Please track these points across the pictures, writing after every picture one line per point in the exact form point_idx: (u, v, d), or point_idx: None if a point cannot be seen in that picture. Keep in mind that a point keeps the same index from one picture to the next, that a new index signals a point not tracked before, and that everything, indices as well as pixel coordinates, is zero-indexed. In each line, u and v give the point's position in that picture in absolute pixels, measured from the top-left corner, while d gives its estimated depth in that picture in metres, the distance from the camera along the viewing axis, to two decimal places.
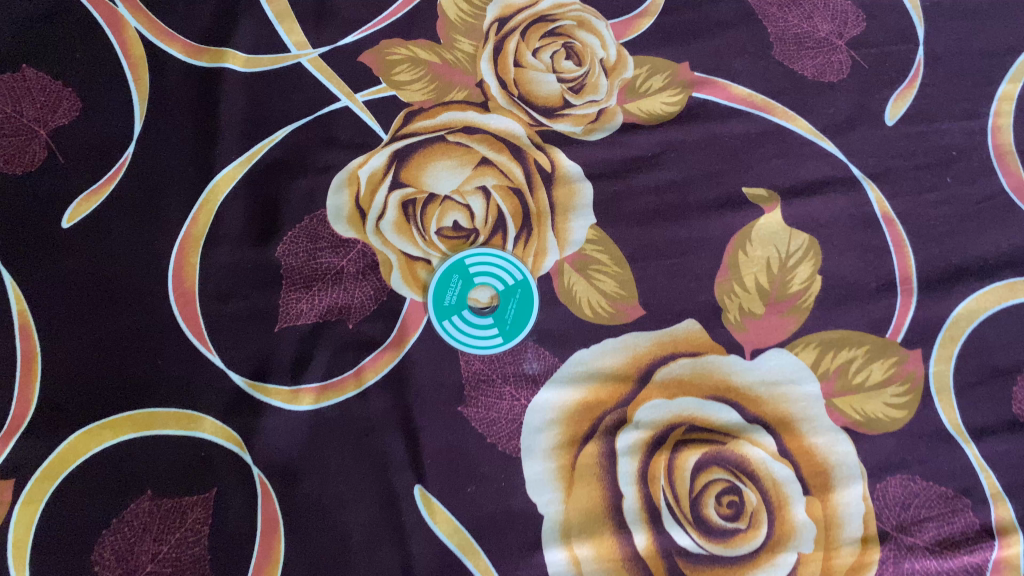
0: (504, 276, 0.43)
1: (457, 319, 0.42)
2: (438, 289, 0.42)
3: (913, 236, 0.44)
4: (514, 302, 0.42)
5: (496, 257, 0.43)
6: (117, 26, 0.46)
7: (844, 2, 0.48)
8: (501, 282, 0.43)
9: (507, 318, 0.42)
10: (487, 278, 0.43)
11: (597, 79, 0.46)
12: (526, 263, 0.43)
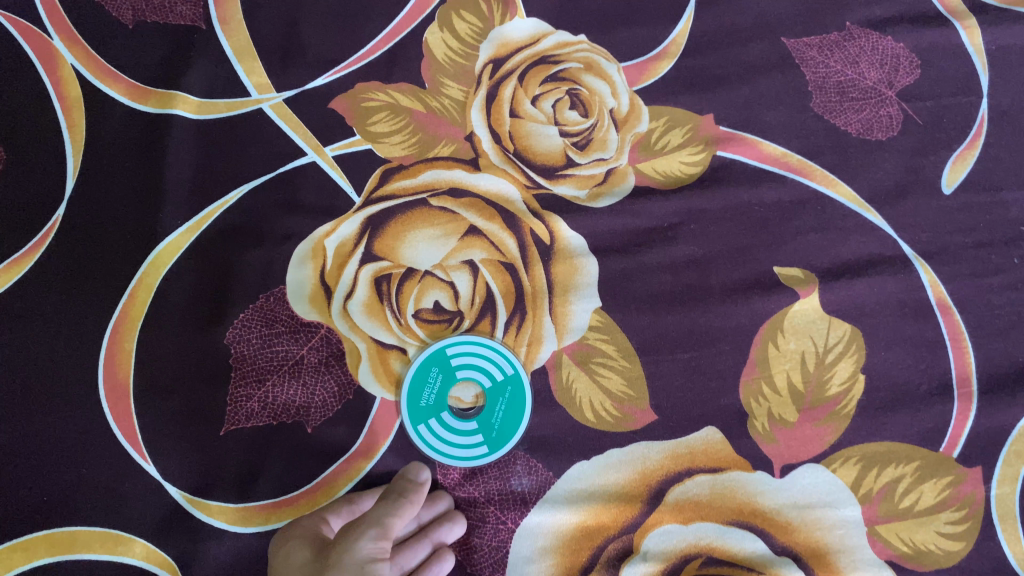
0: (491, 370, 0.36)
1: (434, 423, 0.36)
2: (414, 386, 0.36)
3: (973, 327, 0.38)
4: (503, 403, 0.36)
5: (484, 347, 0.37)
6: (51, 61, 0.40)
7: (895, 44, 0.42)
8: (488, 378, 0.36)
9: (494, 421, 0.36)
10: (471, 371, 0.36)
11: (606, 133, 0.40)
12: (517, 355, 0.37)
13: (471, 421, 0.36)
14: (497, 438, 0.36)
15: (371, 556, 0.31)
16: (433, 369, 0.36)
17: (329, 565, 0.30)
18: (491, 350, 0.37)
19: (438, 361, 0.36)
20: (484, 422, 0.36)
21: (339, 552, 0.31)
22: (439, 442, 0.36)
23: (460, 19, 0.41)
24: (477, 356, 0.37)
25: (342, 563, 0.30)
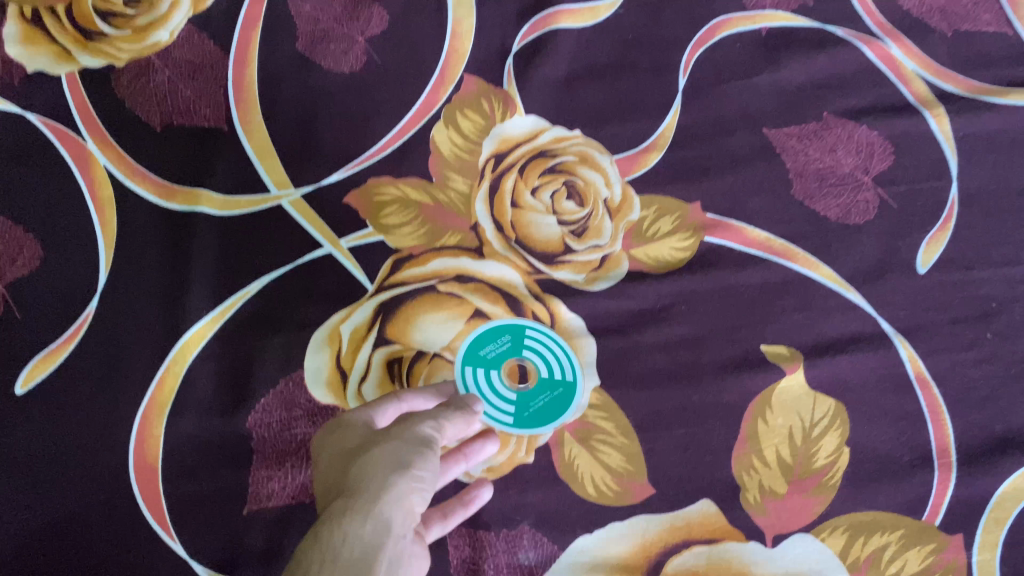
0: (552, 366, 0.40)
1: (479, 373, 0.40)
2: (479, 338, 0.40)
3: (951, 400, 0.40)
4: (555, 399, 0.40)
5: (550, 339, 0.40)
6: (85, 163, 0.43)
7: (870, 134, 0.45)
8: (548, 369, 0.40)
9: (531, 406, 0.39)
10: (538, 354, 0.40)
11: (602, 220, 0.43)
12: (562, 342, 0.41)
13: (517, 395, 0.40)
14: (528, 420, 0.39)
15: (433, 433, 0.33)
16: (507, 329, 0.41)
17: (395, 436, 0.32)
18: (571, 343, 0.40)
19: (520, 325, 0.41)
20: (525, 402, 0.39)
21: (402, 424, 0.32)
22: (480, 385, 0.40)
23: (464, 117, 0.44)
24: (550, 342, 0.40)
25: (405, 435, 0.32)
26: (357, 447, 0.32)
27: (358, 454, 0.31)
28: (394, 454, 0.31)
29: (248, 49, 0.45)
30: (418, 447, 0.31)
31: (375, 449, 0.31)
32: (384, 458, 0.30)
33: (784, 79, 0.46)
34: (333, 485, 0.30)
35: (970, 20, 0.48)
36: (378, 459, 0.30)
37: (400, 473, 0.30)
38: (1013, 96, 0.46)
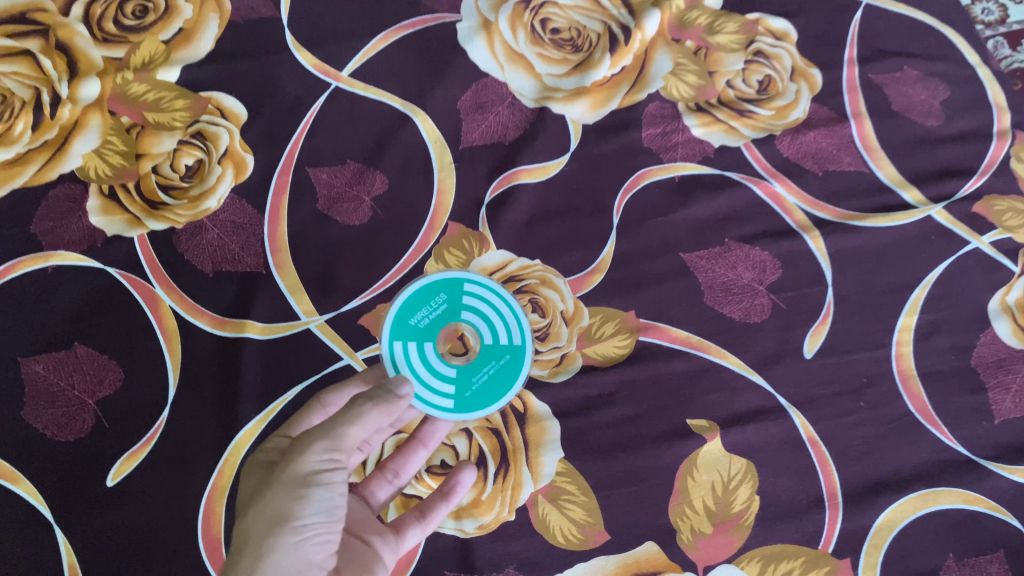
0: (487, 335, 0.51)
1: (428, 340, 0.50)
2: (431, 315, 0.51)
3: (836, 455, 0.52)
4: (497, 372, 0.50)
5: (484, 312, 0.52)
6: (155, 304, 0.55)
7: (763, 253, 0.58)
8: (485, 336, 0.51)
9: (472, 363, 0.50)
10: (476, 324, 0.51)
11: (559, 327, 0.55)
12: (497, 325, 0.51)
13: (456, 371, 0.50)
14: (468, 399, 0.49)
15: (318, 467, 0.41)
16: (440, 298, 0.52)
17: (278, 482, 0.40)
18: (509, 314, 0.52)
19: (454, 293, 0.52)
20: (464, 376, 0.50)
21: (290, 464, 0.41)
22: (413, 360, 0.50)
23: (450, 253, 0.57)
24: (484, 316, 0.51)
25: (286, 479, 0.40)
26: (258, 492, 0.41)
27: (253, 505, 0.40)
28: (273, 509, 0.40)
29: (280, 209, 0.58)
30: (296, 495, 0.40)
31: (262, 504, 0.40)
32: (265, 515, 0.40)
33: (694, 214, 0.59)
34: (237, 533, 0.40)
35: (836, 161, 0.62)
36: (260, 522, 0.39)
37: (278, 530, 0.39)
38: (872, 218, 0.59)
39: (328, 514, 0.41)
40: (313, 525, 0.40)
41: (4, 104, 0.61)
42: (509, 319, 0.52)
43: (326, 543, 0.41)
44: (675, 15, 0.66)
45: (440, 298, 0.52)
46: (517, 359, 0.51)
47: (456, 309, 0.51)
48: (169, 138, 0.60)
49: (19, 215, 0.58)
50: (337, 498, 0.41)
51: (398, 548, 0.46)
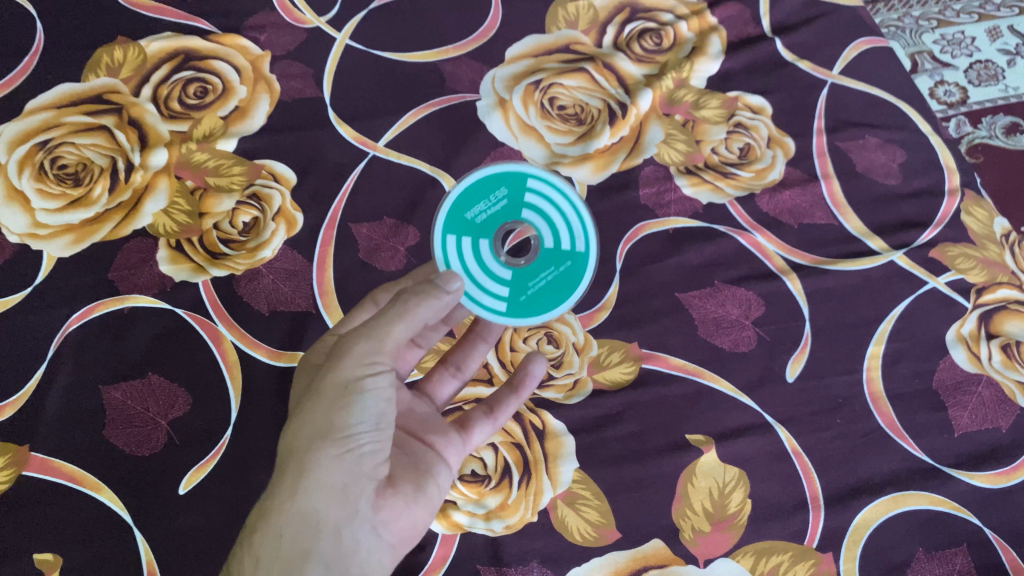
0: (543, 241, 0.58)
1: (484, 241, 0.56)
2: (490, 215, 0.57)
3: (817, 464, 0.59)
4: (552, 280, 0.57)
5: (542, 221, 0.58)
6: (218, 339, 0.63)
7: (748, 293, 0.66)
8: (546, 244, 0.58)
9: (530, 276, 0.56)
10: (537, 230, 0.58)
11: (571, 357, 0.63)
12: (553, 237, 0.58)
13: (514, 274, 0.56)
14: (522, 303, 0.56)
15: (356, 376, 0.47)
16: (499, 195, 0.58)
17: (324, 388, 0.47)
18: (568, 225, 0.58)
19: (514, 194, 0.58)
20: (521, 280, 0.56)
21: (334, 371, 0.47)
22: (469, 256, 0.56)
23: None
24: (542, 222, 0.58)
25: (331, 386, 0.47)
26: (309, 395, 0.48)
27: (303, 408, 0.48)
28: (319, 415, 0.47)
29: (326, 258, 0.67)
30: (337, 405, 0.47)
31: (311, 408, 0.47)
32: (314, 420, 0.47)
33: (687, 260, 0.68)
34: (291, 431, 0.48)
35: (809, 215, 0.71)
36: (308, 430, 0.47)
37: (324, 438, 0.46)
38: (842, 263, 0.68)
39: (369, 420, 0.47)
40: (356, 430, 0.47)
41: (85, 170, 0.69)
42: (566, 226, 0.58)
43: (371, 446, 0.48)
44: (665, 93, 0.76)
45: (500, 194, 0.58)
46: (572, 269, 0.58)
47: (516, 210, 0.57)
48: (229, 199, 0.69)
49: (98, 265, 0.66)
50: (376, 402, 0.47)
51: (464, 448, 0.56)
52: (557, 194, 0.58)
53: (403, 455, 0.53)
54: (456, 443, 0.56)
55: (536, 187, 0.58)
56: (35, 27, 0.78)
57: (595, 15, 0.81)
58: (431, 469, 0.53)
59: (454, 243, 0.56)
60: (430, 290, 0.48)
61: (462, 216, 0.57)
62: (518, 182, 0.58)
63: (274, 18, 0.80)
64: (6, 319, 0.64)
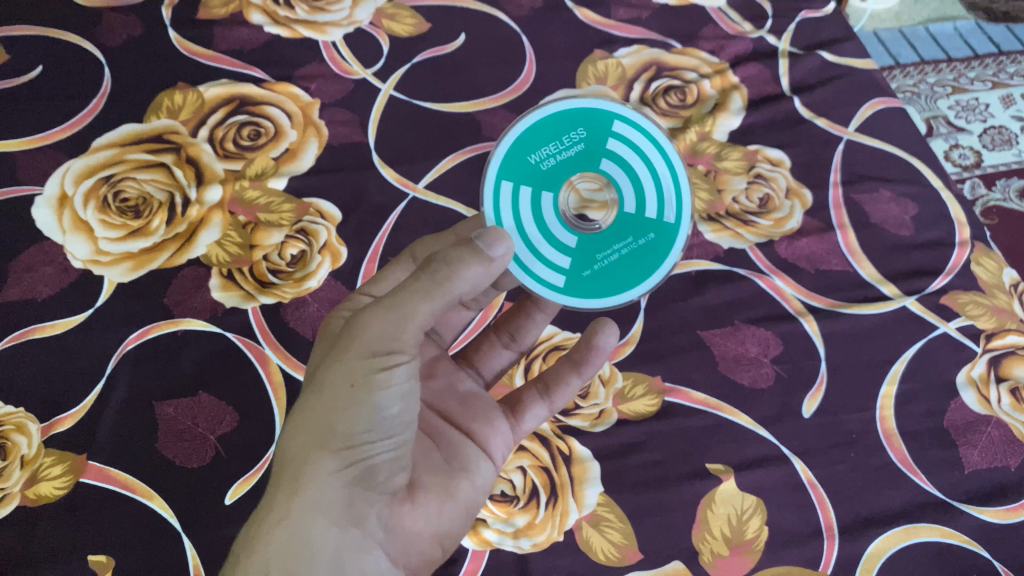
0: (623, 205, 0.55)
1: (551, 195, 0.54)
2: (559, 165, 0.54)
3: (832, 495, 0.62)
4: (626, 254, 0.55)
5: (620, 182, 0.55)
6: (264, 362, 0.67)
7: (766, 333, 0.70)
8: (624, 208, 0.55)
9: (597, 247, 0.55)
10: (617, 189, 0.55)
11: (597, 388, 0.66)
12: (632, 203, 0.55)
13: (579, 244, 0.55)
14: (584, 278, 0.55)
15: (367, 370, 0.45)
16: (576, 137, 0.55)
17: (333, 383, 0.46)
18: (653, 191, 0.56)
19: (593, 138, 0.55)
20: (587, 253, 0.55)
21: (352, 361, 0.46)
22: (527, 213, 0.54)
23: None
24: (621, 176, 0.55)
25: (342, 379, 0.46)
26: (315, 391, 0.47)
27: (308, 408, 0.47)
28: (325, 415, 0.46)
29: None
30: (343, 407, 0.45)
31: (318, 407, 0.46)
32: (319, 422, 0.46)
33: (708, 300, 0.71)
34: (292, 432, 0.47)
35: (826, 262, 0.74)
36: (314, 435, 0.46)
37: (329, 445, 0.46)
38: (857, 306, 0.72)
39: (381, 425, 0.46)
40: (367, 437, 0.45)
41: (145, 204, 0.74)
42: (647, 185, 0.56)
43: (383, 455, 0.47)
44: (688, 145, 0.81)
45: (576, 137, 0.55)
46: (649, 243, 0.55)
47: (592, 160, 0.55)
48: (278, 232, 0.74)
49: (155, 291, 0.70)
50: (391, 402, 0.46)
51: (507, 439, 0.59)
52: (641, 144, 0.56)
53: (429, 460, 0.53)
54: (496, 432, 0.58)
55: (619, 133, 0.55)
56: (103, 73, 0.84)
57: (623, 72, 0.86)
58: (465, 465, 0.55)
59: (515, 192, 0.54)
60: (465, 258, 0.46)
61: (528, 162, 0.54)
62: (600, 125, 0.55)
63: (324, 69, 0.86)
64: (67, 338, 0.68)
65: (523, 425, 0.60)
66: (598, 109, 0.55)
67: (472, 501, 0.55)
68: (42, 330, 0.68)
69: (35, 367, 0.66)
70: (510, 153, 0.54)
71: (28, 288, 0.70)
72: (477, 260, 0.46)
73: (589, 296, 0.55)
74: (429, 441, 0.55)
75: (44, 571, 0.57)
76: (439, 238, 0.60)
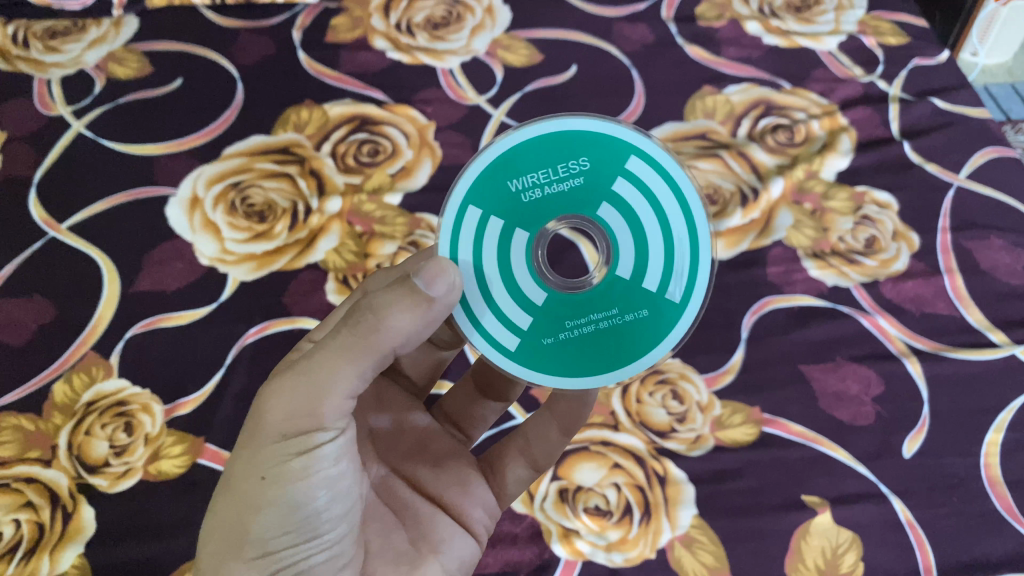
0: (616, 267, 0.47)
1: (527, 235, 0.46)
2: (544, 199, 0.47)
3: (930, 536, 0.62)
4: (602, 328, 0.47)
5: (615, 236, 0.47)
6: None
7: (868, 371, 0.69)
8: (613, 270, 0.47)
9: (569, 312, 0.47)
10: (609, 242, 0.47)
11: (695, 413, 0.67)
12: (625, 266, 0.47)
13: (547, 303, 0.47)
14: (544, 346, 0.47)
15: (279, 461, 0.42)
16: (576, 167, 0.47)
17: (241, 476, 0.43)
18: (657, 256, 0.47)
19: (596, 175, 0.47)
20: (556, 317, 0.47)
21: (257, 458, 0.43)
22: (493, 253, 0.46)
23: None
24: (620, 226, 0.47)
25: (249, 473, 0.43)
26: (228, 481, 0.44)
27: (221, 500, 0.45)
28: (235, 512, 0.43)
29: None
30: (259, 506, 0.43)
31: (228, 504, 0.44)
32: (229, 520, 0.44)
33: (810, 334, 0.71)
34: (209, 525, 0.45)
35: (932, 305, 0.74)
36: (225, 540, 0.44)
37: (242, 547, 0.43)
38: (963, 351, 0.71)
39: (301, 521, 0.43)
40: (285, 538, 0.43)
41: (270, 210, 0.78)
42: (652, 243, 0.47)
43: (309, 555, 0.44)
44: (795, 183, 0.82)
45: (576, 168, 0.47)
46: (637, 319, 0.47)
47: (589, 201, 0.47)
48: (391, 244, 0.78)
49: (273, 291, 0.74)
50: (314, 491, 0.43)
51: (486, 507, 0.56)
52: (656, 192, 0.47)
53: (384, 542, 0.50)
54: (474, 501, 0.56)
55: (631, 172, 0.47)
56: (235, 87, 0.89)
57: (731, 109, 0.88)
58: (433, 546, 0.51)
59: (486, 224, 0.46)
60: (386, 316, 0.41)
61: (510, 189, 0.47)
62: (608, 163, 0.47)
63: (440, 93, 0.89)
64: (192, 329, 0.72)
65: (506, 491, 0.58)
66: (614, 140, 0.47)
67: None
68: (169, 319, 0.72)
69: (162, 354, 0.70)
70: (492, 175, 0.47)
71: (158, 280, 0.75)
72: (412, 304, 0.41)
73: (549, 367, 0.47)
74: (392, 521, 0.51)
75: (163, 541, 0.62)
76: (389, 273, 0.54)
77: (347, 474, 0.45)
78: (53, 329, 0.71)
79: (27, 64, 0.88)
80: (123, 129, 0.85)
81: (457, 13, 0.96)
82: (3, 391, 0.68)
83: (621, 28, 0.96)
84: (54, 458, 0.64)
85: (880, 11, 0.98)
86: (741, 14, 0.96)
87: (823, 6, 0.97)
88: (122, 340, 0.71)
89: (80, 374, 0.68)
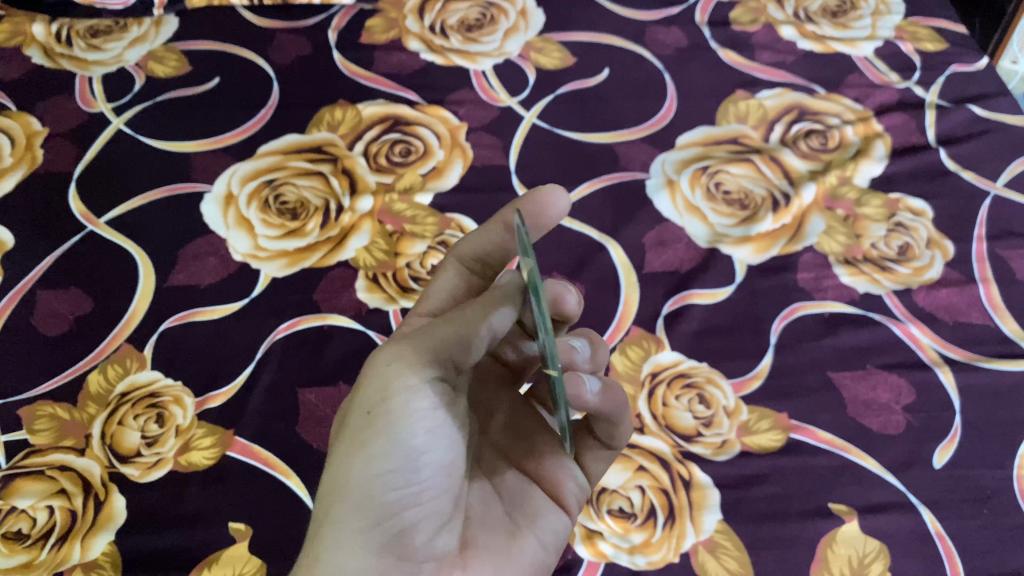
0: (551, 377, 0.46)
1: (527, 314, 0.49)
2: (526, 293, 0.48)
3: (960, 549, 0.61)
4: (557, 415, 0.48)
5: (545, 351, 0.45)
6: None
7: (899, 380, 0.69)
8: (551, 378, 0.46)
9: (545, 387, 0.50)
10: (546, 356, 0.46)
11: (721, 418, 0.67)
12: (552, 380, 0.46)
13: None
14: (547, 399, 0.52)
15: (387, 397, 0.45)
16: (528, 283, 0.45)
17: (352, 418, 0.46)
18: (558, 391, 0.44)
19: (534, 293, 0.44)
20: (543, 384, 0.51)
21: (364, 400, 0.46)
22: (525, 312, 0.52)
23: (631, 349, 0.70)
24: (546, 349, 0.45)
25: (358, 415, 0.46)
26: (339, 430, 0.48)
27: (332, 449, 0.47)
28: (346, 454, 0.46)
29: None
30: (365, 443, 0.45)
31: (340, 446, 0.46)
32: (339, 463, 0.46)
33: (841, 342, 0.71)
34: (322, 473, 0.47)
35: (966, 314, 0.73)
36: (337, 483, 0.46)
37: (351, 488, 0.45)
38: (996, 362, 0.70)
39: (405, 463, 0.45)
40: (391, 478, 0.45)
41: (302, 208, 0.79)
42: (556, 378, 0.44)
43: (411, 501, 0.46)
44: (828, 188, 0.81)
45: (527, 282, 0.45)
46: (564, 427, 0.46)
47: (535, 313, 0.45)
48: (421, 243, 0.78)
49: (304, 288, 0.75)
50: (416, 435, 0.46)
51: (580, 481, 0.56)
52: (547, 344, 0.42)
53: (484, 511, 0.52)
54: (568, 474, 0.56)
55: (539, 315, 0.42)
56: (271, 86, 0.90)
57: (765, 113, 0.88)
58: (529, 518, 0.53)
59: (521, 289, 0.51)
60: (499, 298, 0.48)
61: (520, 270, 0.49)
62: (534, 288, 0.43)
63: (473, 94, 0.90)
64: (224, 323, 0.73)
65: (591, 470, 0.57)
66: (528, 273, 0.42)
67: (540, 560, 0.53)
68: (202, 313, 0.73)
69: (194, 348, 0.71)
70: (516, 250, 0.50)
71: (193, 275, 0.76)
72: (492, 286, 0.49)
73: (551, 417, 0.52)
74: (491, 494, 0.53)
75: (190, 531, 0.62)
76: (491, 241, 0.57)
77: (448, 426, 0.47)
78: (89, 321, 0.73)
79: (70, 62, 0.90)
80: (160, 125, 0.87)
81: (491, 16, 0.97)
82: (39, 380, 0.69)
83: (654, 31, 0.96)
84: (88, 447, 0.65)
85: (917, 17, 0.97)
86: (776, 20, 0.96)
87: (860, 12, 0.97)
88: (155, 332, 0.72)
89: (114, 366, 0.70)
